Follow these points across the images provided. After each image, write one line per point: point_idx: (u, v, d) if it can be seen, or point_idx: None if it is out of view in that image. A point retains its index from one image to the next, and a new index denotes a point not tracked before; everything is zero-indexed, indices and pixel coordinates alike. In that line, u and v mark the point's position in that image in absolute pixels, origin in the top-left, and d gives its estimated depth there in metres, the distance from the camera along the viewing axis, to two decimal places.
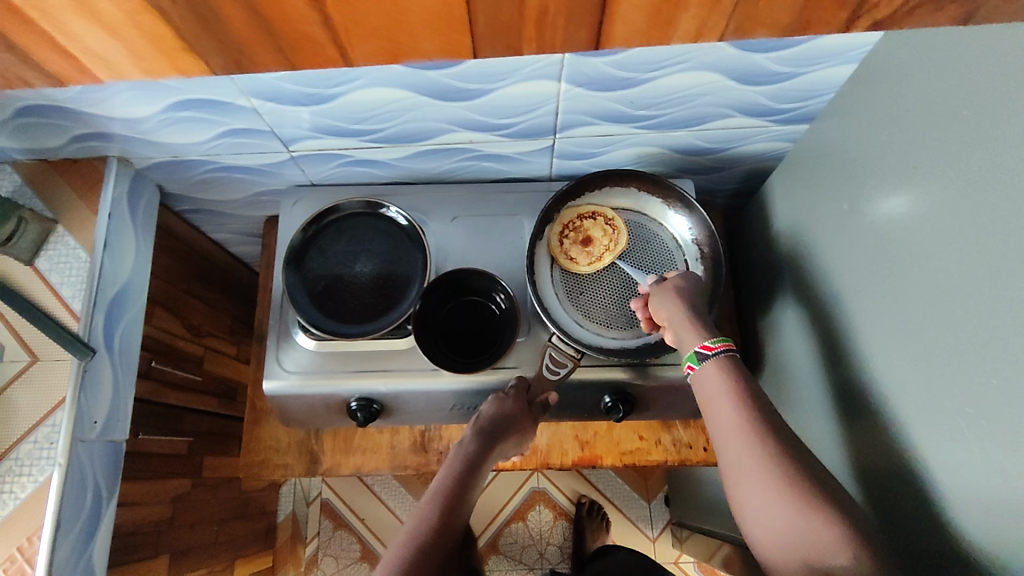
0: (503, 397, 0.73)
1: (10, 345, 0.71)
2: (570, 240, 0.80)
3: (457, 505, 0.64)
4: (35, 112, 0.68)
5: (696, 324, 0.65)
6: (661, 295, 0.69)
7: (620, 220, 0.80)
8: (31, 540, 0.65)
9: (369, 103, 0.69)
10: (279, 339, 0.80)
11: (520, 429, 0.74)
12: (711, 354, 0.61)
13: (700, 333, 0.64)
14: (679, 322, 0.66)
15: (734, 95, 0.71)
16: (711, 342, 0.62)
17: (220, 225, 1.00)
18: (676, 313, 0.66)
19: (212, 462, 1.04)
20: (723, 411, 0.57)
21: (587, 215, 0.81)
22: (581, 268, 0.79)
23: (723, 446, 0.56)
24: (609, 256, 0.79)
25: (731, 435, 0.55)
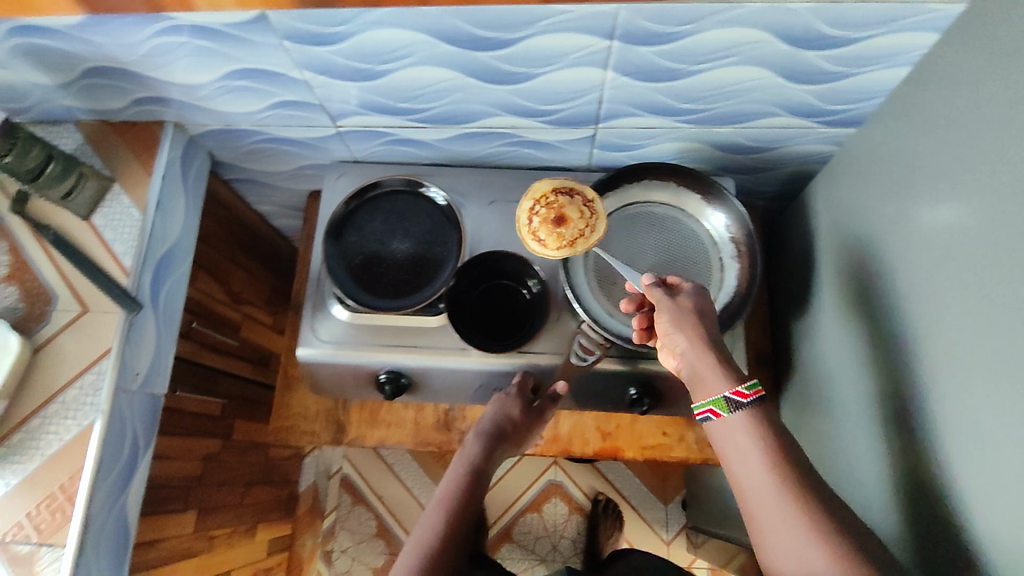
0: (504, 398, 0.78)
1: (63, 294, 0.74)
2: (540, 218, 0.74)
3: (462, 512, 0.67)
4: (100, 74, 0.71)
5: (722, 365, 0.61)
6: (672, 319, 0.64)
7: (599, 205, 0.74)
8: (73, 479, 0.69)
9: (417, 82, 0.70)
10: (315, 307, 0.82)
11: (525, 430, 0.78)
12: (744, 402, 0.57)
13: (728, 376, 0.60)
14: (700, 359, 0.62)
15: (782, 92, 0.70)
16: (745, 388, 0.58)
17: (265, 197, 1.03)
18: (694, 348, 0.62)
19: (241, 426, 1.08)
20: (750, 464, 0.55)
21: (565, 194, 0.75)
22: (548, 252, 0.73)
23: (753, 501, 0.54)
24: (581, 243, 0.73)
25: (760, 489, 0.54)
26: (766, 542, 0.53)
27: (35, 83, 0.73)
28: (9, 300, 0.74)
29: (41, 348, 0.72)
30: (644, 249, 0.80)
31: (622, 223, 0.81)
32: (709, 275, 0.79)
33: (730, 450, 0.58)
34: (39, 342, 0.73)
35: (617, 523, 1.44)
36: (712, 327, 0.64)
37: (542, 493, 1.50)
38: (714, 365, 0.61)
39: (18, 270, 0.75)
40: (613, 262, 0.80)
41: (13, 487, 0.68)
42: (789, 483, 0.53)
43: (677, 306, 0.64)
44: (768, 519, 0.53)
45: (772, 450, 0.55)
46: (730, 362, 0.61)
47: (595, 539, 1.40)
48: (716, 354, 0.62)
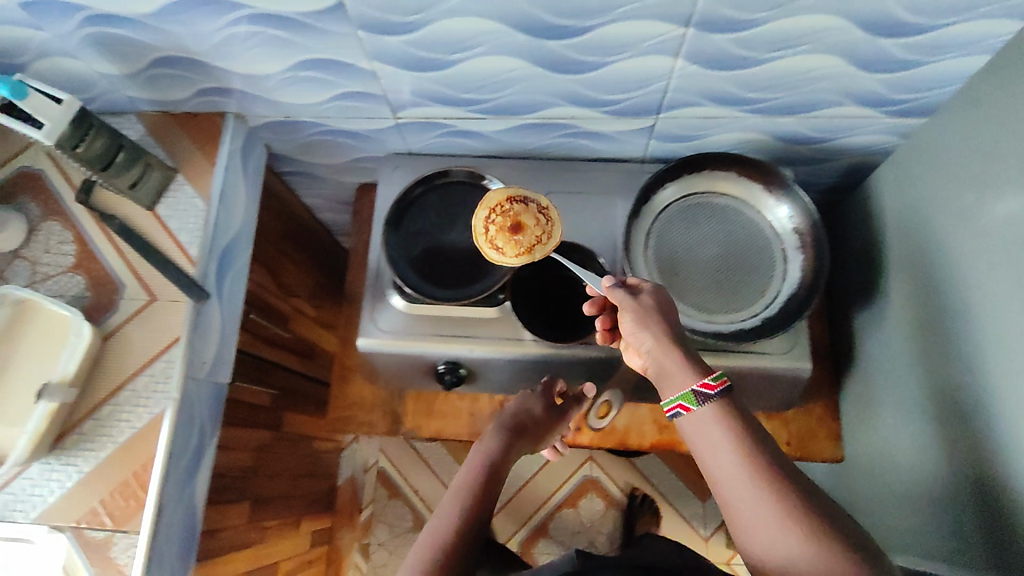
0: (529, 395, 0.80)
1: (130, 284, 0.75)
2: (496, 226, 0.74)
3: (482, 502, 0.65)
4: (167, 65, 0.71)
5: (687, 357, 0.58)
6: (633, 315, 0.61)
7: (553, 211, 0.76)
8: (146, 467, 0.70)
9: (484, 71, 0.70)
10: (375, 298, 0.84)
11: (548, 428, 0.79)
12: (712, 394, 0.54)
13: (694, 368, 0.57)
14: (665, 355, 0.59)
15: (851, 81, 0.70)
16: (711, 380, 0.55)
17: (315, 189, 1.04)
18: (656, 344, 0.59)
19: (290, 417, 1.09)
20: (723, 457, 0.52)
21: (519, 201, 0.76)
22: (506, 259, 0.73)
23: (735, 496, 0.51)
24: (540, 248, 0.73)
25: (739, 482, 0.51)
26: (749, 537, 0.51)
27: (102, 73, 0.73)
28: (76, 288, 0.75)
29: (110, 336, 0.73)
30: (705, 240, 0.80)
31: (683, 215, 0.81)
32: (772, 266, 0.78)
33: (701, 445, 0.54)
34: (108, 330, 0.73)
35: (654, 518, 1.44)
36: (674, 322, 0.61)
37: (578, 488, 1.50)
38: (678, 359, 0.58)
39: (85, 258, 0.76)
40: (675, 253, 0.80)
41: (86, 474, 0.70)
42: (766, 471, 0.51)
43: (637, 301, 0.62)
44: (753, 513, 0.50)
45: (743, 440, 0.52)
46: (693, 355, 0.58)
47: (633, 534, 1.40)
48: (679, 348, 0.59)
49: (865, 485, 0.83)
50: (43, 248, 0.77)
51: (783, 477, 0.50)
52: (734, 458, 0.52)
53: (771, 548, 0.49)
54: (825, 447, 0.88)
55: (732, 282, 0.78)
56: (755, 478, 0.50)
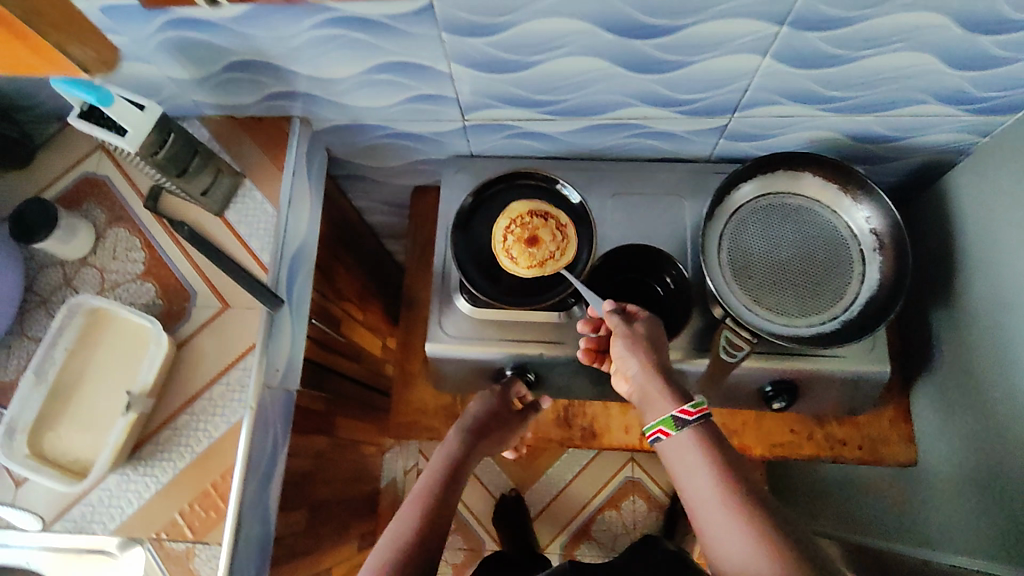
0: (488, 395, 0.80)
1: (202, 291, 0.74)
2: (515, 236, 0.78)
3: (446, 501, 0.65)
4: (240, 69, 0.70)
5: (665, 386, 0.62)
6: (621, 342, 0.66)
7: (571, 230, 0.79)
8: (225, 477, 0.69)
9: (563, 73, 0.69)
10: (441, 303, 0.83)
11: (508, 426, 0.80)
12: (689, 420, 0.58)
13: (674, 397, 0.61)
14: (648, 382, 0.63)
15: (939, 79, 0.68)
16: (690, 407, 0.59)
17: (368, 192, 1.03)
18: (639, 370, 0.64)
19: (342, 421, 1.09)
20: (698, 476, 0.56)
21: (539, 215, 0.79)
22: (518, 269, 0.78)
23: (704, 514, 0.55)
24: (551, 264, 0.77)
25: (709, 499, 0.55)
26: (711, 549, 0.54)
27: (172, 78, 0.72)
28: (147, 296, 0.74)
29: (183, 344, 0.72)
30: (779, 242, 0.79)
31: (757, 216, 0.80)
32: (849, 269, 0.77)
33: (678, 468, 0.58)
34: (182, 339, 0.73)
35: None
36: (661, 351, 0.66)
37: (620, 489, 1.48)
38: (658, 386, 0.62)
39: (154, 266, 0.75)
40: (749, 256, 0.79)
41: (164, 485, 0.69)
42: (730, 486, 0.55)
43: (628, 328, 0.67)
44: (718, 525, 0.53)
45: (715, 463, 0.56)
46: (673, 383, 0.62)
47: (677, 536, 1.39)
48: (662, 377, 0.63)
49: (939, 489, 0.82)
50: (111, 255, 0.76)
51: (748, 494, 0.54)
52: (708, 478, 0.55)
53: (729, 555, 0.52)
54: (898, 450, 0.87)
55: (810, 283, 0.77)
56: (722, 495, 0.54)
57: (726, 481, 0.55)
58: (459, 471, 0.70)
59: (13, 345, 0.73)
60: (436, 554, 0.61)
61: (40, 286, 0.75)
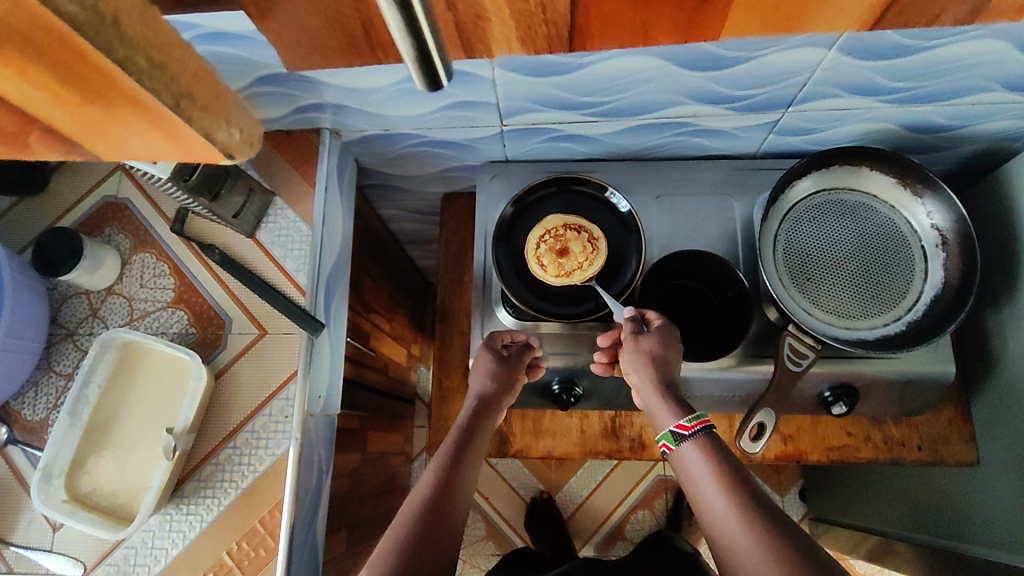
0: (485, 356, 0.72)
1: (237, 318, 0.71)
2: (546, 246, 0.77)
3: (443, 501, 0.59)
4: (268, 83, 0.66)
5: (667, 398, 0.60)
6: (627, 350, 0.64)
7: (604, 243, 0.76)
8: (273, 513, 0.66)
9: (612, 74, 0.65)
10: (484, 316, 0.80)
11: (510, 389, 0.72)
12: (688, 436, 0.57)
13: (675, 409, 0.59)
14: (651, 398, 0.61)
15: (1010, 66, 0.64)
16: (688, 421, 0.57)
17: (393, 201, 0.99)
18: (641, 381, 0.63)
19: (374, 436, 1.06)
20: (710, 495, 0.53)
21: (572, 226, 0.77)
22: (546, 277, 0.76)
23: (709, 516, 0.53)
24: (579, 275, 0.76)
25: (712, 502, 0.53)
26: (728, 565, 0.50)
27: None
28: (179, 325, 0.71)
29: (221, 374, 0.69)
30: (836, 239, 0.75)
31: (811, 214, 0.76)
32: (910, 266, 0.74)
33: (692, 486, 0.55)
34: (219, 368, 0.69)
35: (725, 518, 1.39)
36: (671, 358, 0.63)
37: (653, 489, 1.45)
38: (659, 397, 0.60)
39: (186, 292, 0.72)
40: (805, 256, 0.75)
41: (210, 523, 0.66)
42: (742, 497, 0.52)
43: (636, 338, 0.64)
44: (724, 527, 0.51)
45: (729, 477, 0.53)
46: (674, 396, 0.60)
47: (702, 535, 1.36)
48: (663, 389, 0.61)
49: (1003, 489, 0.79)
50: (138, 282, 0.73)
51: (762, 508, 0.51)
52: (712, 481, 0.53)
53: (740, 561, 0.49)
54: (958, 450, 0.85)
55: (870, 283, 0.74)
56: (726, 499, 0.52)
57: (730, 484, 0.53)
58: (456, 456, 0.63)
59: (41, 382, 0.70)
60: (453, 529, 0.58)
61: (65, 318, 0.72)
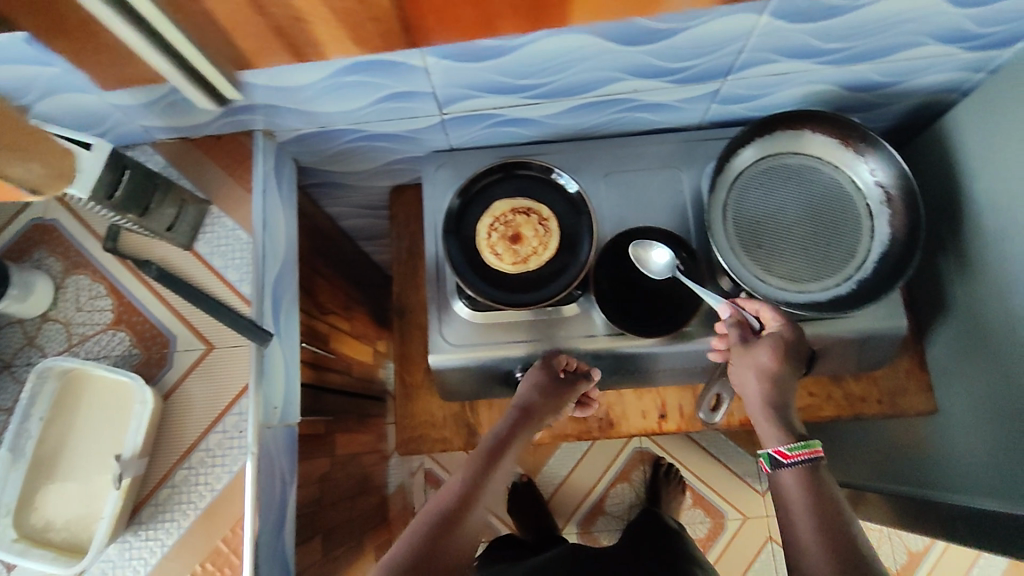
0: (537, 371, 0.75)
1: (182, 334, 0.69)
2: (498, 234, 0.76)
3: (465, 506, 0.63)
4: (192, 87, 0.63)
5: (777, 425, 0.66)
6: (744, 366, 0.70)
7: (554, 222, 0.76)
8: (235, 530, 0.64)
9: (546, 54, 0.63)
10: (440, 310, 0.78)
11: (556, 409, 0.75)
12: (786, 462, 0.63)
13: (784, 436, 0.65)
14: (760, 415, 0.68)
15: (940, 19, 0.64)
16: (790, 449, 0.63)
17: (339, 198, 0.97)
18: (757, 400, 0.69)
19: (342, 438, 1.05)
20: (796, 515, 0.60)
21: (521, 210, 0.76)
22: (503, 266, 0.75)
23: (796, 539, 0.59)
24: (535, 259, 0.75)
25: (797, 519, 0.59)
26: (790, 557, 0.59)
27: (116, 104, 0.65)
28: (121, 346, 0.68)
29: (169, 395, 0.67)
30: (784, 205, 0.75)
31: (758, 180, 0.76)
32: (859, 225, 0.74)
33: (779, 495, 0.63)
34: (167, 389, 0.67)
35: (679, 486, 1.40)
36: (786, 375, 0.68)
37: (630, 461, 1.46)
38: (771, 420, 0.67)
39: (125, 312, 0.69)
40: (756, 224, 0.75)
41: (171, 547, 0.64)
42: (829, 529, 0.57)
43: (755, 356, 0.69)
44: (794, 522, 0.59)
45: (814, 506, 0.59)
46: (782, 419, 0.67)
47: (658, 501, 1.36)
48: (773, 410, 0.67)
49: (961, 434, 0.81)
50: (74, 306, 0.69)
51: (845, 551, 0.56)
52: (794, 486, 0.62)
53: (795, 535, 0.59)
54: (915, 400, 0.87)
55: (821, 246, 0.74)
56: (812, 528, 0.58)
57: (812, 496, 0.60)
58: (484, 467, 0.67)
59: None
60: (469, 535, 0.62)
61: None
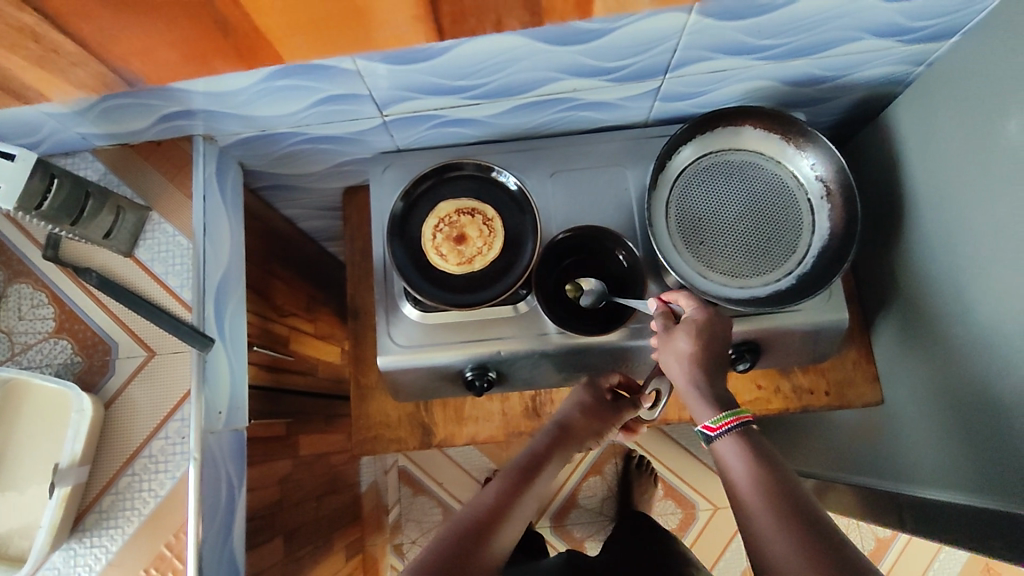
0: (583, 390, 0.77)
1: (123, 341, 0.69)
2: (442, 235, 0.76)
3: (504, 509, 0.59)
4: (124, 94, 0.63)
5: (703, 397, 0.62)
6: (668, 352, 0.66)
7: (498, 221, 0.76)
8: (179, 535, 0.64)
9: (478, 55, 0.63)
10: (388, 312, 0.78)
11: (599, 430, 0.76)
12: (716, 435, 0.59)
13: (710, 405, 0.61)
14: (691, 396, 0.64)
15: (871, 15, 0.65)
16: (714, 421, 0.60)
17: (294, 200, 0.97)
18: (682, 380, 0.65)
19: (306, 439, 1.05)
20: (740, 476, 0.56)
21: (466, 211, 0.77)
22: (448, 267, 0.76)
23: (739, 501, 0.55)
24: (480, 259, 0.76)
25: (740, 479, 0.56)
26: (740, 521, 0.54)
27: (49, 113, 0.64)
28: (63, 355, 0.68)
29: (111, 403, 0.67)
30: (726, 201, 0.76)
31: (700, 177, 0.76)
32: (800, 220, 0.74)
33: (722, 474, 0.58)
34: (109, 396, 0.67)
35: (651, 478, 1.43)
36: (711, 355, 0.65)
37: (603, 455, 1.46)
38: (697, 397, 0.63)
39: (67, 320, 0.69)
40: (698, 220, 0.76)
41: (115, 554, 0.64)
42: (772, 483, 0.54)
43: (675, 342, 0.65)
44: (738, 482, 0.56)
45: (757, 462, 0.56)
46: (712, 392, 0.62)
47: (629, 494, 1.39)
48: (701, 387, 0.63)
49: (907, 423, 0.82)
50: (16, 314, 0.69)
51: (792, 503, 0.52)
52: (747, 469, 0.56)
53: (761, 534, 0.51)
54: (863, 391, 0.88)
55: (761, 241, 0.74)
56: (754, 483, 0.54)
57: (766, 477, 0.54)
58: (524, 477, 0.63)
59: None
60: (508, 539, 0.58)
61: None
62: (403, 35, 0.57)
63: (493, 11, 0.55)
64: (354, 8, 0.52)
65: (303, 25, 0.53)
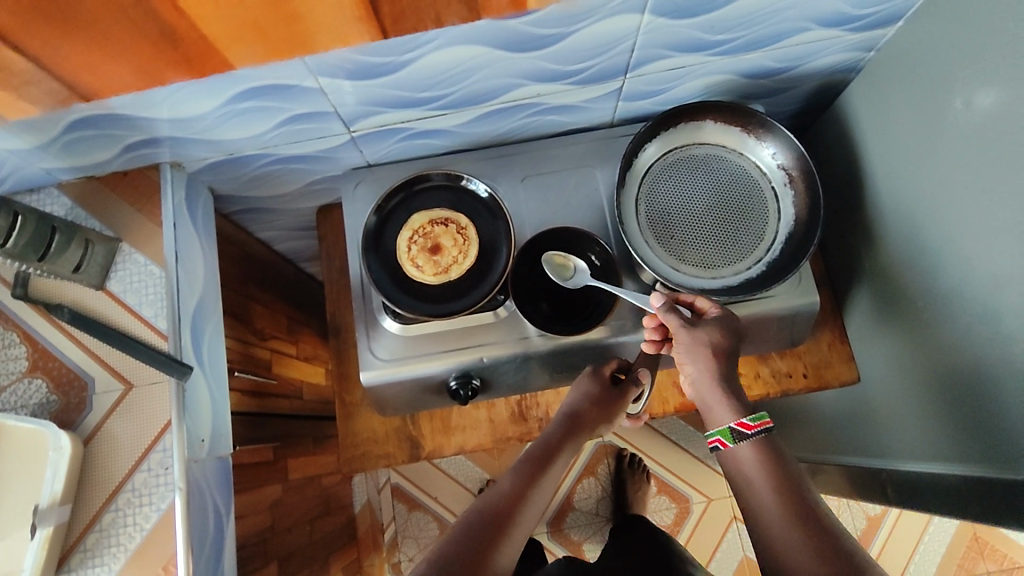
0: (587, 377, 0.75)
1: (100, 375, 0.68)
2: (417, 246, 0.77)
3: (515, 505, 0.58)
4: (88, 124, 0.62)
5: (728, 395, 0.61)
6: (693, 344, 0.64)
7: (472, 229, 0.77)
8: (168, 569, 0.63)
9: (439, 66, 0.64)
10: (368, 327, 0.78)
11: (609, 416, 0.73)
12: (750, 434, 0.58)
13: (734, 406, 0.61)
14: (710, 395, 0.62)
15: (818, 6, 0.67)
16: (751, 419, 0.59)
17: (269, 223, 0.96)
18: (703, 377, 0.63)
19: (296, 462, 1.04)
20: (758, 484, 0.56)
21: (438, 221, 0.77)
22: (425, 278, 0.76)
23: (757, 508, 0.55)
24: (456, 267, 0.76)
25: (758, 488, 0.56)
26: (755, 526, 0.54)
27: (10, 149, 0.64)
28: (39, 394, 0.67)
29: (91, 438, 0.66)
30: (694, 194, 0.77)
31: (667, 173, 0.78)
32: (765, 208, 0.76)
33: (735, 478, 0.58)
34: (88, 432, 0.66)
35: (644, 475, 1.43)
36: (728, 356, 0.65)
37: (595, 455, 1.47)
38: (721, 394, 0.62)
39: (40, 358, 0.68)
40: (668, 215, 0.77)
41: None
42: (789, 492, 0.54)
43: (703, 335, 0.64)
44: (757, 489, 0.56)
45: (774, 473, 0.56)
46: (732, 393, 0.62)
47: (624, 493, 1.39)
48: (726, 387, 0.62)
49: (885, 399, 0.84)
50: None
51: (810, 514, 0.52)
52: (761, 477, 0.56)
53: (776, 546, 0.52)
54: (842, 371, 0.89)
55: (731, 231, 0.76)
56: (774, 493, 0.54)
57: (780, 487, 0.55)
58: (534, 472, 0.62)
59: None
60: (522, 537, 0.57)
61: None
62: (344, 36, 0.55)
63: (432, 8, 0.54)
64: (290, 12, 0.51)
65: (243, 31, 0.52)
